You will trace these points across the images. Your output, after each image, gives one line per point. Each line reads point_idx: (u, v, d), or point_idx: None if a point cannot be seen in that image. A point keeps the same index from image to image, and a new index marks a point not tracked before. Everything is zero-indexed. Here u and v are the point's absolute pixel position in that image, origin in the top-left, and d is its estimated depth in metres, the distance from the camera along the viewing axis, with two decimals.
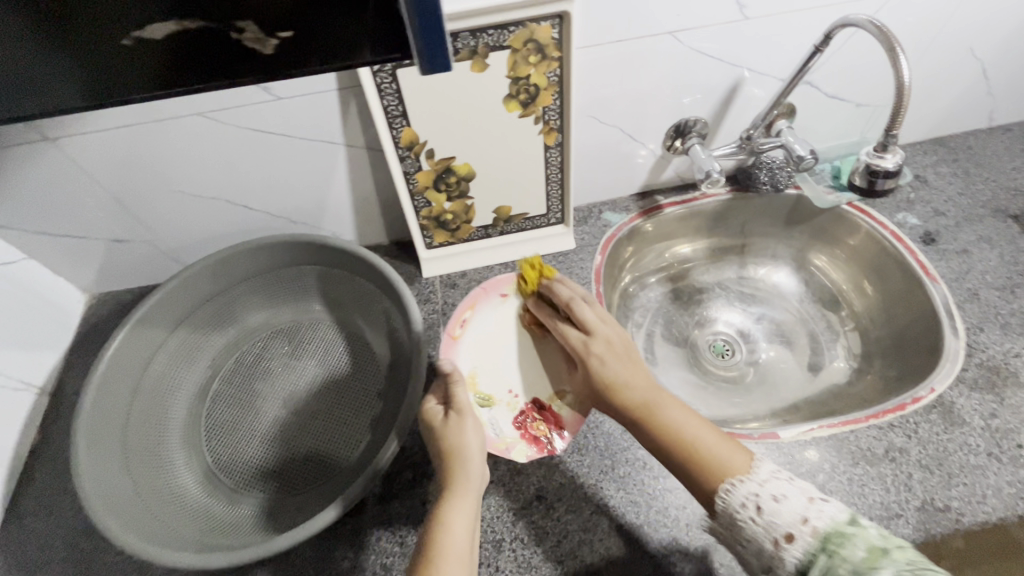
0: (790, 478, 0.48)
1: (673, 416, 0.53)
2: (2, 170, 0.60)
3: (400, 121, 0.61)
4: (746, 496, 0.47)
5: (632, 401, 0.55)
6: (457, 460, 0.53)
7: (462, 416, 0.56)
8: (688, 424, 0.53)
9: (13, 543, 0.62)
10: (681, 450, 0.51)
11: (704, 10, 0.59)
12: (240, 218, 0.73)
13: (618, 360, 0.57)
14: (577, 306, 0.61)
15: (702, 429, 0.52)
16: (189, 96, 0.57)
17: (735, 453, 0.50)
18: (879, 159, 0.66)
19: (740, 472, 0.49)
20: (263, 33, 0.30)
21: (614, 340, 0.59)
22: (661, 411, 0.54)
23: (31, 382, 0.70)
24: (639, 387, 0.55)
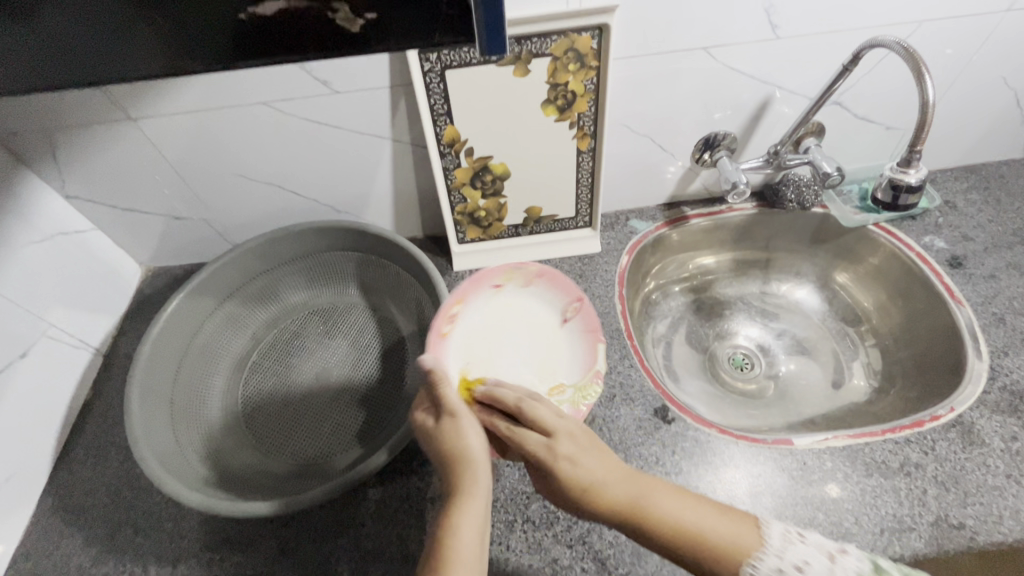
0: (804, 537, 0.46)
1: (664, 505, 0.48)
2: (86, 145, 0.67)
3: (444, 119, 0.66)
4: (771, 575, 0.43)
5: (618, 501, 0.48)
6: (458, 460, 0.50)
7: (455, 416, 0.52)
8: (681, 512, 0.48)
9: (62, 487, 0.67)
10: (686, 544, 0.46)
11: (737, 28, 0.62)
12: (289, 203, 0.78)
13: (593, 460, 0.50)
14: (525, 406, 0.52)
15: (700, 514, 0.47)
16: (257, 86, 0.62)
17: (743, 532, 0.46)
18: (902, 174, 0.68)
19: (756, 548, 0.45)
20: (353, 13, 0.32)
21: (577, 432, 0.52)
22: (653, 506, 0.48)
23: (89, 342, 0.76)
24: (617, 483, 0.49)
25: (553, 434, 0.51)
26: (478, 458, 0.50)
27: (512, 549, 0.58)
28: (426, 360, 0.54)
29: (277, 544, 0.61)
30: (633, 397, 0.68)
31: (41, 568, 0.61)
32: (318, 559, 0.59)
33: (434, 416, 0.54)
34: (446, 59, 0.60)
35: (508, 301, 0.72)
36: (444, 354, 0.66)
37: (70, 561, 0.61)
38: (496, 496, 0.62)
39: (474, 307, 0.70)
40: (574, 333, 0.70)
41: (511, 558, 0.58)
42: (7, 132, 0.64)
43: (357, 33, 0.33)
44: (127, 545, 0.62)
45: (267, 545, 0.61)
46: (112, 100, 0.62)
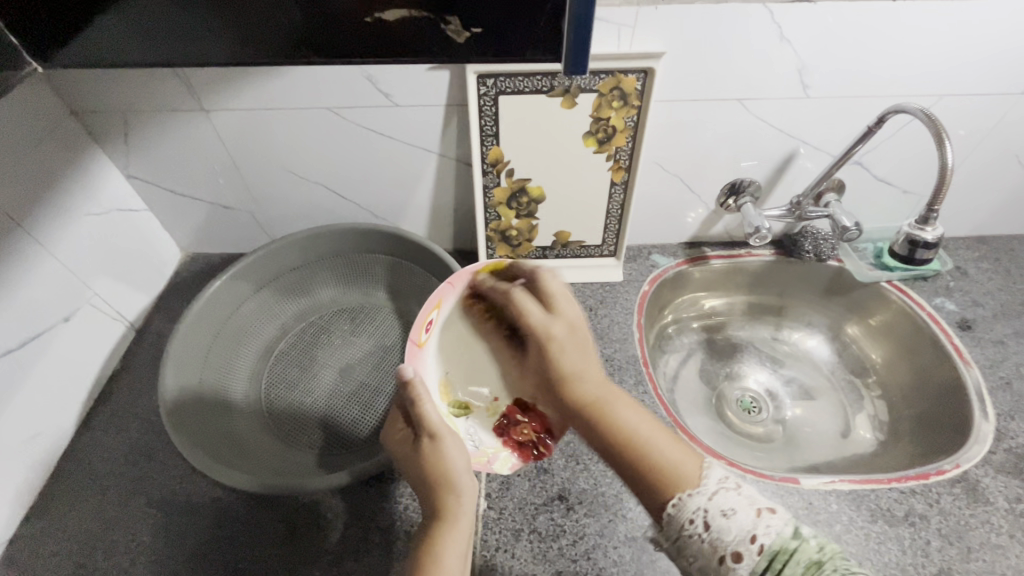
0: (739, 488, 0.45)
1: (626, 416, 0.50)
2: (156, 129, 0.72)
3: (491, 140, 0.71)
4: (695, 512, 0.44)
5: (584, 398, 0.52)
6: (442, 484, 0.50)
7: (438, 439, 0.51)
8: (642, 428, 0.50)
9: (83, 452, 0.69)
10: (634, 452, 0.48)
11: (771, 85, 0.67)
12: (331, 203, 0.83)
13: (576, 353, 0.54)
14: (547, 275, 0.57)
15: (654, 430, 0.50)
16: (324, 93, 0.67)
17: (687, 460, 0.47)
18: (920, 231, 0.73)
19: (693, 484, 0.45)
20: (462, 27, 0.39)
21: (574, 325, 0.55)
22: (613, 411, 0.51)
23: (125, 316, 0.79)
24: (592, 383, 0.53)
25: (547, 327, 0.55)
26: (464, 482, 0.50)
27: (517, 557, 0.59)
28: (408, 370, 0.53)
29: (286, 528, 0.61)
30: None
31: (53, 529, 0.62)
32: (324, 547, 0.60)
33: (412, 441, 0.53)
34: (501, 85, 0.66)
35: (485, 298, 0.66)
36: (421, 366, 0.61)
37: (81, 525, 0.62)
38: (504, 504, 0.63)
39: (445, 316, 0.64)
40: (554, 335, 0.65)
41: (515, 566, 0.59)
42: (87, 111, 0.69)
43: (461, 43, 0.40)
44: (139, 515, 0.63)
45: (276, 528, 0.61)
46: (190, 90, 0.67)
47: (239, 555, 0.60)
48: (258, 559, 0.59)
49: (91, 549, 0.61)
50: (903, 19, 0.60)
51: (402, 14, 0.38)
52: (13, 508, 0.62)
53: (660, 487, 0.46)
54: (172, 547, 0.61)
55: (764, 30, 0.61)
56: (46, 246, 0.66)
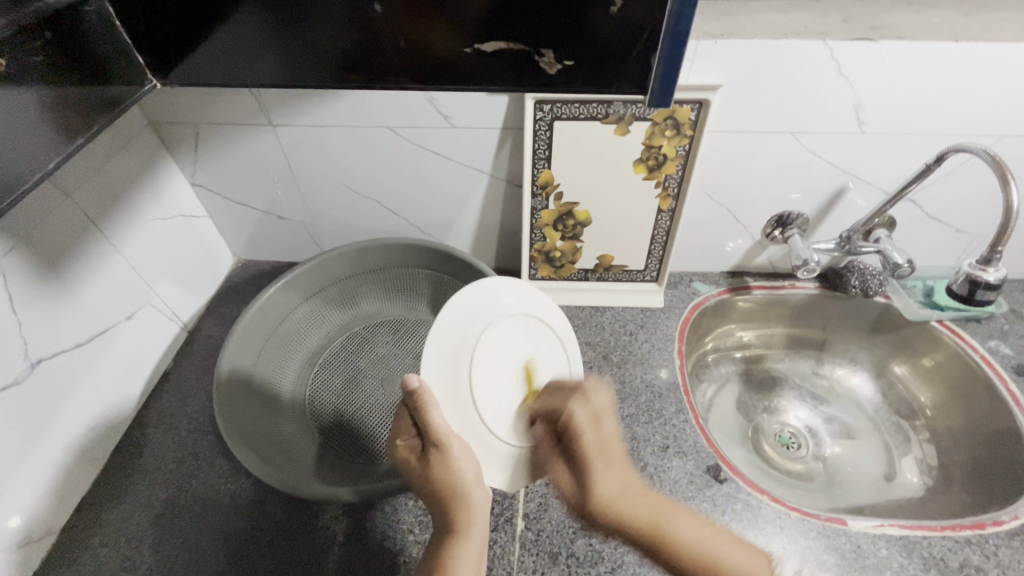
0: (801, 571, 0.48)
1: (684, 528, 0.49)
2: (224, 140, 0.75)
3: (543, 163, 0.72)
4: None
5: (640, 518, 0.49)
6: (451, 493, 0.51)
7: (446, 450, 0.51)
8: (700, 535, 0.48)
9: (135, 446, 0.71)
10: (702, 568, 0.47)
11: (826, 120, 0.67)
12: (382, 218, 0.85)
13: (624, 471, 0.52)
14: (593, 396, 0.56)
15: (716, 538, 0.48)
16: (386, 113, 0.70)
17: (752, 560, 0.48)
18: (982, 271, 0.71)
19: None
20: (556, 61, 0.43)
21: (611, 440, 0.54)
22: (670, 524, 0.49)
23: (180, 317, 0.82)
24: (640, 500, 0.50)
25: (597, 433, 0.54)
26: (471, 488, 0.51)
27: None
28: (414, 380, 0.52)
29: (327, 535, 0.62)
30: (686, 452, 0.69)
31: (102, 520, 0.64)
32: (360, 558, 0.60)
33: (420, 453, 0.53)
34: (558, 111, 0.67)
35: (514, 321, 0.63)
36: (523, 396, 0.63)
37: (129, 520, 0.64)
38: (543, 526, 0.62)
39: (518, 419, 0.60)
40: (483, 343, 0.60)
41: None
42: (163, 121, 0.73)
43: (552, 73, 0.44)
44: (184, 513, 0.64)
45: (316, 535, 0.62)
46: (260, 107, 0.70)
47: (278, 558, 0.60)
48: (297, 565, 0.60)
49: (137, 543, 0.62)
50: (965, 61, 0.60)
51: (498, 47, 0.43)
52: (68, 497, 0.64)
53: None
54: (214, 546, 0.62)
55: (823, 67, 0.62)
56: (118, 247, 0.69)
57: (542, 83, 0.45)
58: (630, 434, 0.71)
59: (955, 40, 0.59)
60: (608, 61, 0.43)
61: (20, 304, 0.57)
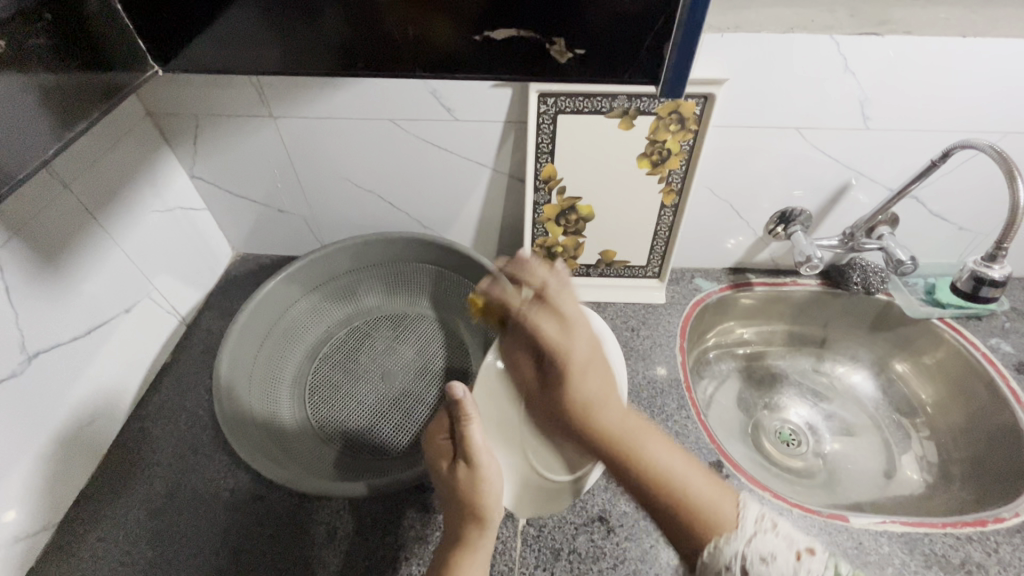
0: (777, 528, 0.43)
1: (657, 451, 0.48)
2: (223, 132, 0.75)
3: (546, 158, 0.72)
4: (733, 559, 0.42)
5: (610, 425, 0.50)
6: (474, 512, 0.50)
7: (474, 466, 0.50)
8: (671, 466, 0.47)
9: (132, 440, 0.70)
10: (669, 492, 0.46)
11: (831, 115, 0.67)
12: (383, 212, 0.85)
13: (598, 377, 0.53)
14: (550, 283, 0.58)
15: (686, 464, 0.47)
16: (388, 106, 0.69)
17: (720, 498, 0.45)
18: (987, 268, 0.71)
19: (728, 528, 0.43)
20: (566, 48, 0.43)
21: (594, 345, 0.55)
22: (641, 448, 0.48)
23: (179, 311, 0.81)
24: (614, 411, 0.51)
25: (569, 343, 0.55)
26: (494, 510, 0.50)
27: None
28: (459, 387, 0.50)
29: (327, 530, 0.61)
30: (688, 448, 0.69)
31: (100, 514, 0.64)
32: (361, 553, 0.60)
33: (450, 459, 0.53)
34: (562, 104, 0.67)
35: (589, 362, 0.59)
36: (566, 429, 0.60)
37: (128, 514, 0.64)
38: (544, 522, 0.62)
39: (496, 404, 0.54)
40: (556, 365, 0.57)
41: None
42: (163, 113, 0.73)
43: (564, 63, 0.44)
44: (183, 508, 0.64)
45: (316, 531, 0.62)
46: (261, 98, 0.69)
47: (277, 552, 0.60)
48: (296, 560, 0.59)
49: (135, 538, 0.62)
50: (974, 56, 0.60)
51: (509, 34, 0.42)
52: (66, 490, 0.64)
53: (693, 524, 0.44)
54: (213, 541, 0.61)
55: (829, 62, 0.61)
56: (117, 239, 0.69)
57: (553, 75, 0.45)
58: None
59: (962, 35, 0.58)
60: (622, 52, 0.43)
61: (18, 297, 0.56)
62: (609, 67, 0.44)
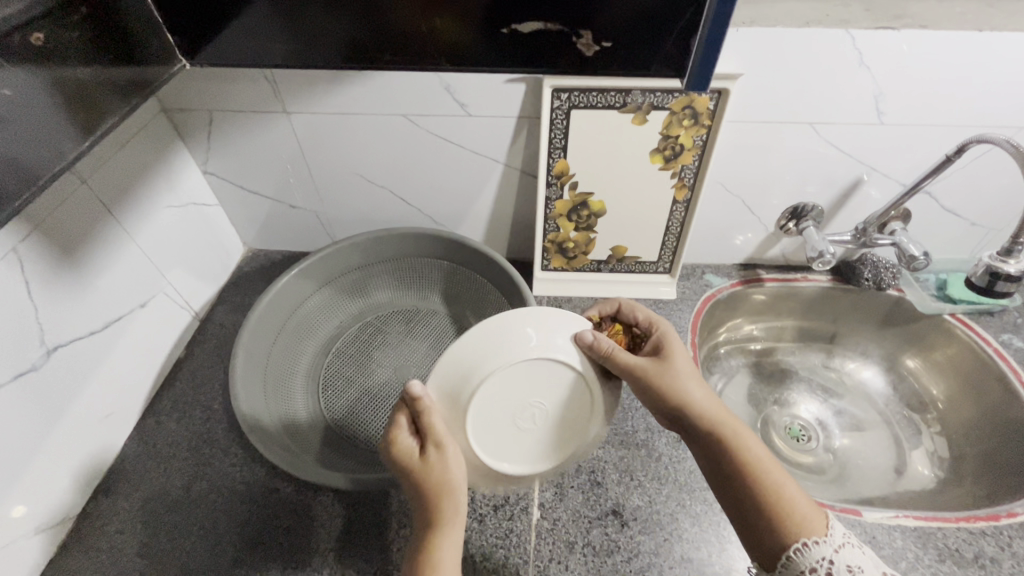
0: (862, 547, 0.47)
1: (757, 450, 0.50)
2: (237, 127, 0.75)
3: (559, 153, 0.72)
4: (818, 560, 0.45)
5: (709, 411, 0.51)
6: (445, 491, 0.47)
7: (443, 447, 0.48)
8: (769, 462, 0.50)
9: (149, 434, 0.71)
10: (761, 485, 0.48)
11: (845, 110, 0.67)
12: (394, 208, 0.85)
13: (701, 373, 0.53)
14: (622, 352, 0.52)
15: (779, 468, 0.49)
16: (401, 101, 0.69)
17: (811, 509, 0.48)
18: (1001, 262, 0.71)
19: (819, 533, 0.46)
20: (593, 41, 0.44)
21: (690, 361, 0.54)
22: (738, 442, 0.50)
23: (191, 306, 0.82)
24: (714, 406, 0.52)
25: (675, 343, 0.55)
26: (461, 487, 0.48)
27: (570, 569, 0.59)
28: (415, 384, 0.47)
29: (342, 523, 0.62)
30: None
31: (118, 507, 0.64)
32: (376, 546, 0.60)
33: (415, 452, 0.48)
34: (576, 100, 0.67)
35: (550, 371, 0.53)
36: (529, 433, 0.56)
37: (146, 506, 0.64)
38: (558, 516, 0.63)
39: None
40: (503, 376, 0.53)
41: None
42: (177, 109, 0.73)
43: (590, 56, 0.44)
44: (200, 501, 0.64)
45: (331, 523, 0.62)
46: (275, 93, 0.70)
47: (294, 545, 0.60)
48: (312, 553, 0.60)
49: (154, 530, 0.62)
50: (989, 50, 0.60)
51: (536, 27, 0.43)
52: (83, 483, 0.64)
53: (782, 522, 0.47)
54: (230, 534, 0.62)
55: (844, 56, 0.61)
56: (132, 234, 0.69)
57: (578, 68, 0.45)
58: (644, 425, 0.71)
59: (979, 29, 0.58)
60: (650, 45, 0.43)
61: (37, 291, 0.56)
62: (637, 60, 0.44)
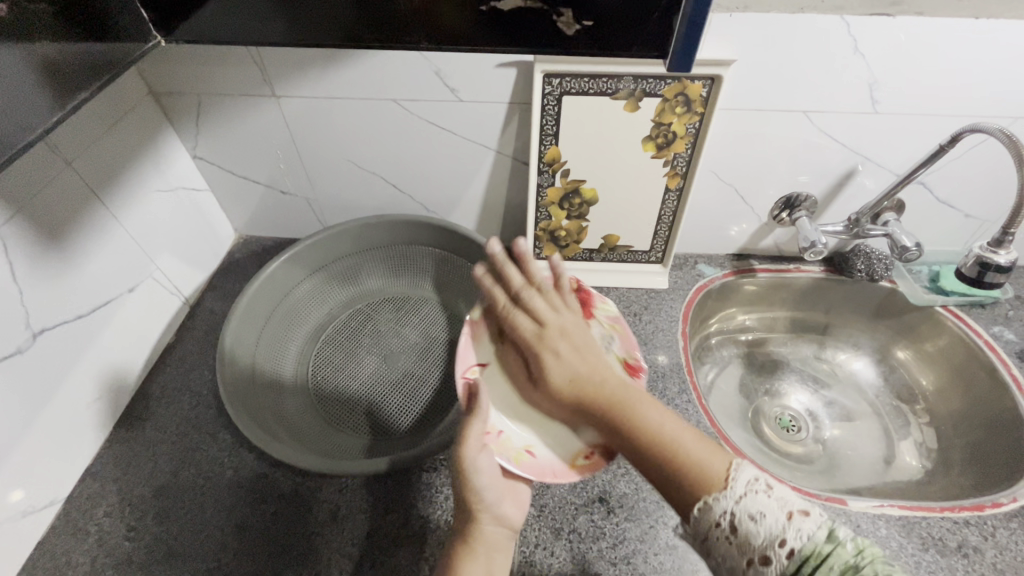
0: (770, 489, 0.44)
1: (650, 418, 0.51)
2: (225, 111, 0.74)
3: (550, 140, 0.71)
4: (722, 514, 0.44)
5: (603, 392, 0.53)
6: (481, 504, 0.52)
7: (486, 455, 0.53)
8: (663, 422, 0.51)
9: (138, 419, 0.71)
10: (662, 447, 0.49)
11: (839, 98, 0.66)
12: (386, 194, 0.84)
13: (579, 356, 0.56)
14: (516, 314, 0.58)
15: (678, 427, 0.50)
16: (391, 86, 0.68)
17: (713, 457, 0.47)
18: (992, 253, 0.70)
19: (718, 482, 0.45)
20: (574, 19, 0.43)
21: (567, 328, 0.57)
22: (639, 414, 0.51)
23: (182, 292, 0.82)
24: (608, 384, 0.54)
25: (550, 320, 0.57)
26: (485, 513, 0.52)
27: (555, 556, 0.59)
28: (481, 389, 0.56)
29: (329, 508, 0.62)
30: None
31: (107, 491, 0.64)
32: (363, 531, 0.60)
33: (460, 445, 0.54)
34: (567, 85, 0.66)
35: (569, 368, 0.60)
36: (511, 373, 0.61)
37: (135, 489, 0.65)
38: (545, 502, 0.63)
39: (495, 318, 0.64)
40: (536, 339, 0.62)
41: (554, 564, 0.58)
42: (165, 92, 0.72)
43: (571, 35, 0.44)
44: (188, 485, 0.65)
45: (319, 507, 0.62)
46: (264, 77, 0.69)
47: (282, 529, 0.61)
48: (299, 538, 0.60)
49: (142, 513, 0.63)
50: (984, 37, 0.59)
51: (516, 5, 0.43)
52: (72, 467, 0.64)
53: (689, 476, 0.47)
54: (218, 518, 0.62)
55: (839, 43, 0.61)
56: (120, 218, 0.68)
57: (560, 48, 0.45)
58: None
59: (975, 17, 0.57)
60: (632, 23, 0.43)
61: (23, 274, 0.56)
62: (618, 40, 0.44)
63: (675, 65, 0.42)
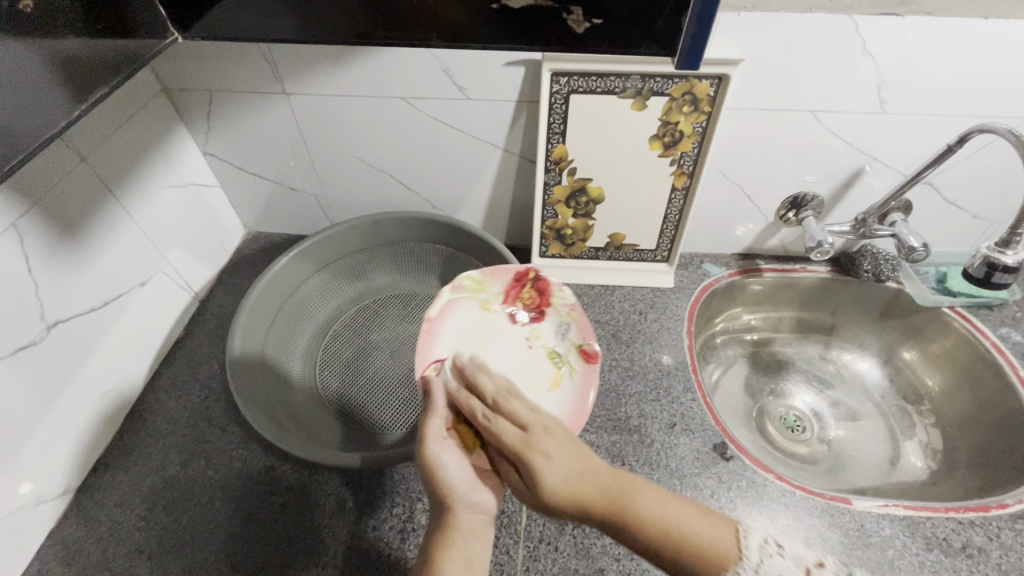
0: (783, 550, 0.43)
1: (648, 504, 0.47)
2: (236, 108, 0.75)
3: (557, 138, 0.71)
4: None
5: (595, 497, 0.47)
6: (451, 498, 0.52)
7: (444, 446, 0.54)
8: (663, 510, 0.46)
9: (148, 411, 0.72)
10: (669, 540, 0.44)
11: (847, 98, 0.66)
12: (393, 191, 0.85)
13: (565, 456, 0.49)
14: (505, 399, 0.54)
15: (679, 511, 0.46)
16: (399, 83, 0.69)
17: (721, 534, 0.44)
18: (999, 253, 0.71)
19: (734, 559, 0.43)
20: (584, 17, 0.43)
21: (550, 424, 0.52)
22: (631, 504, 0.46)
23: (192, 287, 0.83)
24: (597, 480, 0.48)
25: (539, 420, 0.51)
26: (459, 502, 0.53)
27: (559, 550, 0.59)
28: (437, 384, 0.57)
29: (336, 500, 0.63)
30: (693, 429, 0.69)
31: (118, 481, 0.66)
32: (370, 523, 0.61)
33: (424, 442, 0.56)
34: (575, 84, 0.66)
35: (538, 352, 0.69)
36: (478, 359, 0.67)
37: (145, 479, 0.66)
38: None
39: (451, 317, 0.70)
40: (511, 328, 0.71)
41: (559, 558, 0.59)
42: (177, 88, 0.73)
43: (580, 33, 0.44)
44: (197, 476, 0.66)
45: (326, 499, 0.63)
46: (274, 75, 0.70)
47: (289, 521, 0.61)
48: (306, 529, 0.61)
49: (153, 504, 0.64)
50: (992, 38, 0.59)
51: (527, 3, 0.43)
52: (84, 457, 0.66)
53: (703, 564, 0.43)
54: (227, 509, 0.63)
55: (846, 43, 0.61)
56: (131, 212, 0.69)
57: (570, 45, 0.45)
58: (638, 411, 0.71)
59: (984, 17, 0.57)
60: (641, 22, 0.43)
61: (38, 266, 0.57)
62: (625, 38, 0.44)
63: (684, 62, 0.43)
